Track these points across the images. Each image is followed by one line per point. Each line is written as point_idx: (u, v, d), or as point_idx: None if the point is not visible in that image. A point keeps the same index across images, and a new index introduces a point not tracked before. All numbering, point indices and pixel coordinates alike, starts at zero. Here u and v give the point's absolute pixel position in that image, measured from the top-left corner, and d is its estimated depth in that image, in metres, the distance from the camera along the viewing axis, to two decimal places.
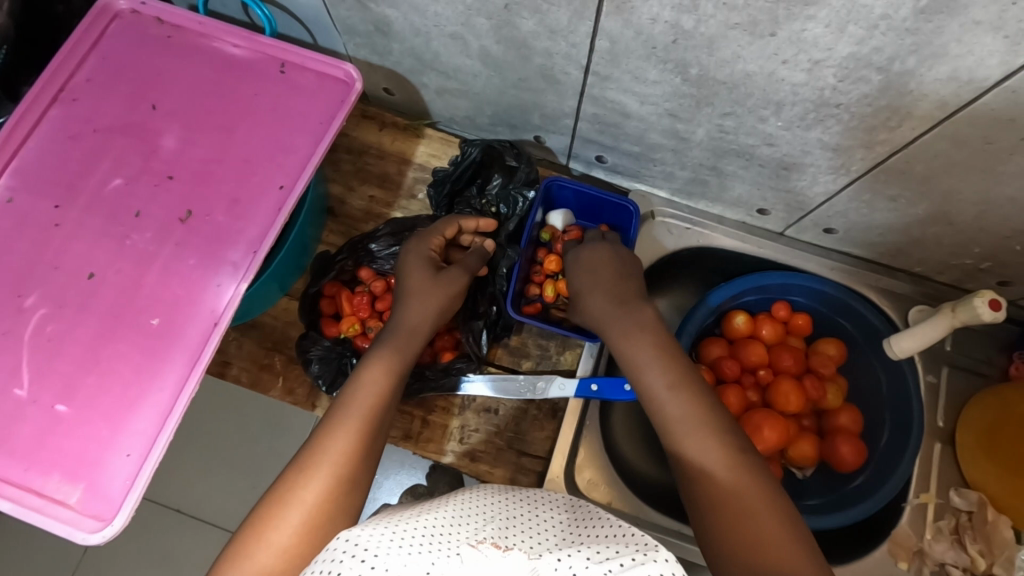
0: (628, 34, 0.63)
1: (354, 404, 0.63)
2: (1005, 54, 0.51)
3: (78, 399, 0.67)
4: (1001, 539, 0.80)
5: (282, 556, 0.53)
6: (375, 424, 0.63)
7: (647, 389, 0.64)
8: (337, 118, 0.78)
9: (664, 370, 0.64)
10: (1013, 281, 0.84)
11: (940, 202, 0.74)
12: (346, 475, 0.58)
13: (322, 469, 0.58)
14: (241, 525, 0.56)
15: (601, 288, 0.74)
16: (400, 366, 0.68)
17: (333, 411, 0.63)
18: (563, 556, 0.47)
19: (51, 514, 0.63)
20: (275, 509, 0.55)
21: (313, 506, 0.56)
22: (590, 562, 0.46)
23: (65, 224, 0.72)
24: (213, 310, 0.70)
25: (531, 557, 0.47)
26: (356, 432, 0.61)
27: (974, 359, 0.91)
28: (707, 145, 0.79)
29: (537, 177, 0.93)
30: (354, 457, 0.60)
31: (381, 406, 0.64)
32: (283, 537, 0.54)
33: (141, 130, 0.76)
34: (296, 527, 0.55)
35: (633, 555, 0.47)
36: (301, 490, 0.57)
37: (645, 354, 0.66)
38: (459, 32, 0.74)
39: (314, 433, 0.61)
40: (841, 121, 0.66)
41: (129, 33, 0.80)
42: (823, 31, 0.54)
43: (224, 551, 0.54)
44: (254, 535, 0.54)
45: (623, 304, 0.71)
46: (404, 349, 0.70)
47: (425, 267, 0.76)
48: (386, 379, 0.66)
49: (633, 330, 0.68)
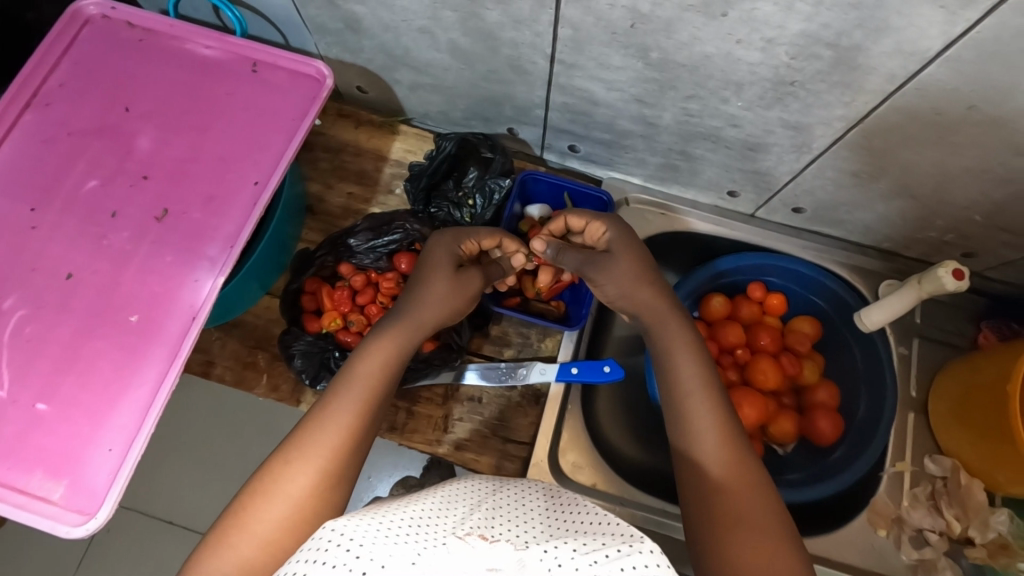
0: (589, 21, 0.65)
1: (347, 398, 0.63)
2: (944, 24, 0.53)
3: (58, 398, 0.67)
4: (975, 503, 0.82)
5: (263, 549, 0.54)
6: (365, 420, 0.63)
7: (680, 375, 0.65)
8: (309, 113, 0.79)
9: (706, 393, 0.64)
10: (977, 251, 0.87)
11: (901, 176, 0.76)
12: (333, 470, 0.59)
13: (309, 462, 0.59)
14: (224, 512, 0.57)
15: (632, 284, 0.72)
16: (394, 359, 0.68)
17: (322, 402, 0.63)
18: (550, 547, 0.48)
19: (34, 510, 0.63)
20: (258, 500, 0.57)
21: (297, 500, 0.57)
22: (576, 554, 0.47)
23: (42, 227, 0.73)
24: (192, 305, 0.71)
25: (518, 548, 0.48)
26: (344, 428, 0.61)
27: (944, 330, 0.94)
28: (675, 129, 0.80)
29: (512, 168, 0.94)
30: (342, 454, 0.60)
31: (374, 400, 0.64)
32: (266, 531, 0.55)
33: (115, 132, 0.77)
34: (278, 521, 0.56)
35: (619, 547, 0.47)
36: (287, 483, 0.57)
37: (689, 384, 0.64)
38: (427, 26, 0.75)
39: (302, 423, 0.62)
40: (799, 99, 0.68)
41: (100, 38, 0.81)
42: (773, 9, 0.56)
43: (206, 534, 0.56)
44: (233, 525, 0.55)
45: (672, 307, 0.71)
46: (402, 340, 0.69)
47: (448, 262, 0.75)
48: (380, 374, 0.66)
49: (682, 344, 0.68)
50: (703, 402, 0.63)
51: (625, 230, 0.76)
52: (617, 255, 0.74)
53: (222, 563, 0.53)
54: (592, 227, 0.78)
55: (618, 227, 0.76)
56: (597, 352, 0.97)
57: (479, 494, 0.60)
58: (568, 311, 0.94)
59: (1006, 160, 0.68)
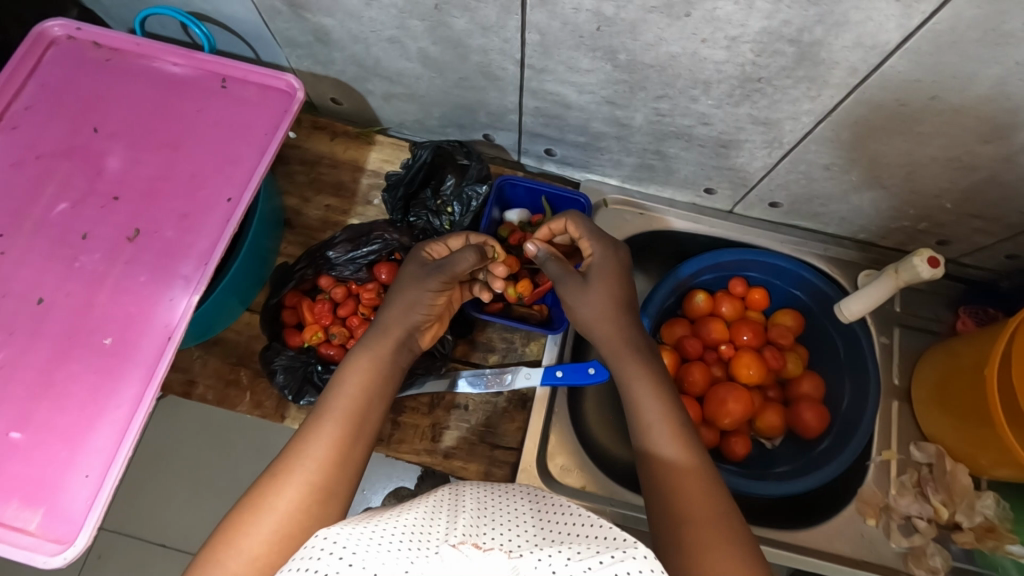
0: (555, 25, 0.66)
1: (336, 413, 0.64)
2: (901, 17, 0.54)
3: (33, 424, 0.66)
4: (961, 487, 0.83)
5: (251, 566, 0.53)
6: (353, 433, 0.63)
7: (644, 409, 0.66)
8: (282, 126, 0.79)
9: (667, 427, 0.65)
10: (951, 239, 0.89)
11: (870, 167, 0.77)
12: (322, 484, 0.59)
13: (297, 477, 0.58)
14: (213, 531, 0.56)
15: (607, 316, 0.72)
16: (379, 375, 0.68)
17: (311, 419, 0.64)
18: (544, 555, 0.48)
19: (11, 540, 0.62)
20: (246, 516, 0.56)
21: (286, 514, 0.56)
22: (570, 560, 0.47)
23: (11, 252, 0.72)
24: (167, 324, 0.70)
25: (513, 556, 0.48)
26: (332, 442, 0.61)
27: (923, 318, 0.95)
28: (648, 129, 0.81)
29: (489, 174, 0.94)
30: (331, 468, 0.60)
31: (361, 415, 0.65)
32: (255, 546, 0.54)
33: (84, 153, 0.76)
34: (267, 536, 0.55)
35: (612, 553, 0.47)
36: (276, 498, 0.57)
37: (656, 424, 0.65)
38: (396, 35, 0.75)
39: (294, 438, 0.62)
40: (766, 96, 0.69)
41: (67, 59, 0.80)
42: (734, 8, 0.57)
43: (197, 553, 0.55)
44: (222, 542, 0.54)
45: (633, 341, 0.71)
46: (385, 354, 0.70)
47: (415, 264, 0.77)
48: (364, 388, 0.67)
49: (638, 377, 0.69)
50: (669, 435, 0.64)
51: (614, 250, 0.76)
52: (604, 277, 0.74)
53: None
54: (584, 243, 0.77)
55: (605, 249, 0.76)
56: (582, 354, 0.97)
57: (471, 503, 0.60)
58: (550, 314, 0.94)
59: (971, 148, 0.69)
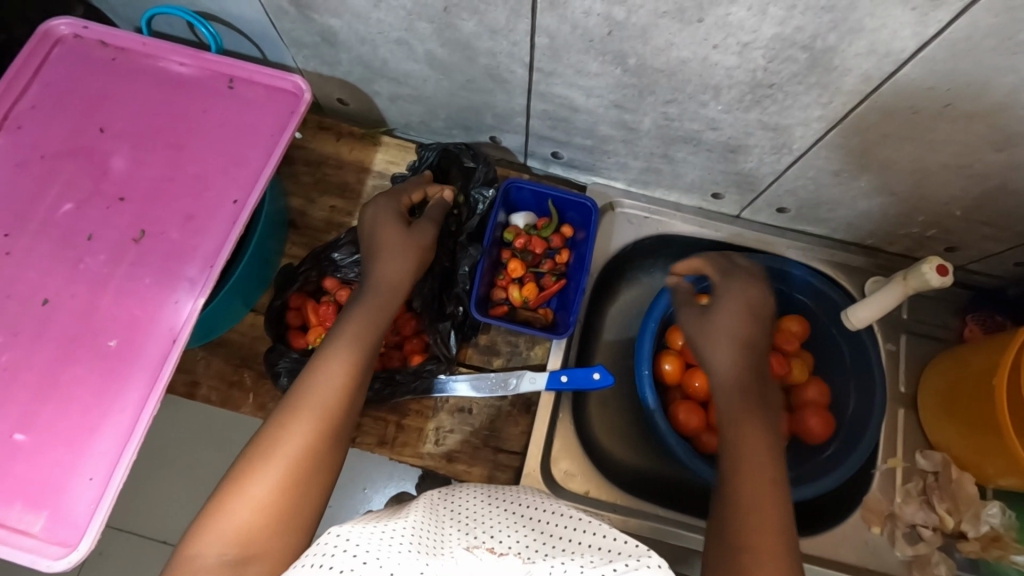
0: (565, 29, 0.65)
1: (337, 359, 0.63)
2: (916, 25, 0.54)
3: (37, 426, 0.66)
4: (967, 496, 0.82)
5: (262, 510, 0.53)
6: (355, 378, 0.63)
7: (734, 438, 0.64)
8: (289, 127, 0.78)
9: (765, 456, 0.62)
10: (959, 245, 0.88)
11: (880, 173, 0.76)
12: (327, 430, 0.59)
13: (302, 423, 0.58)
14: (219, 480, 0.55)
15: (734, 345, 0.70)
16: (376, 324, 0.69)
17: (310, 366, 0.63)
18: (558, 562, 0.49)
19: (13, 543, 0.62)
20: (253, 463, 0.56)
21: (294, 459, 0.56)
22: (585, 568, 0.48)
23: (15, 252, 0.72)
24: (173, 327, 0.70)
25: (525, 562, 0.50)
26: (335, 388, 0.61)
27: (930, 324, 0.94)
28: (656, 133, 0.80)
29: (496, 176, 0.93)
30: (335, 413, 0.60)
31: (362, 362, 0.65)
32: (264, 492, 0.54)
33: (89, 153, 0.76)
34: (274, 481, 0.55)
35: (628, 561, 0.48)
36: (283, 444, 0.57)
37: (751, 453, 0.62)
38: (403, 37, 0.75)
39: (296, 386, 0.61)
40: (777, 102, 0.68)
41: (72, 58, 0.80)
42: (746, 14, 0.57)
43: (203, 503, 0.54)
44: (231, 489, 0.54)
45: (747, 375, 0.68)
46: (383, 305, 0.71)
47: (397, 224, 0.77)
48: (364, 336, 0.67)
49: (745, 409, 0.66)
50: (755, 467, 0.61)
51: (752, 288, 0.76)
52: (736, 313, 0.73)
53: (221, 529, 0.52)
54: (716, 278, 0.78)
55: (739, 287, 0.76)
56: (587, 358, 0.97)
57: (472, 501, 0.61)
58: (555, 319, 0.94)
59: (982, 156, 0.69)
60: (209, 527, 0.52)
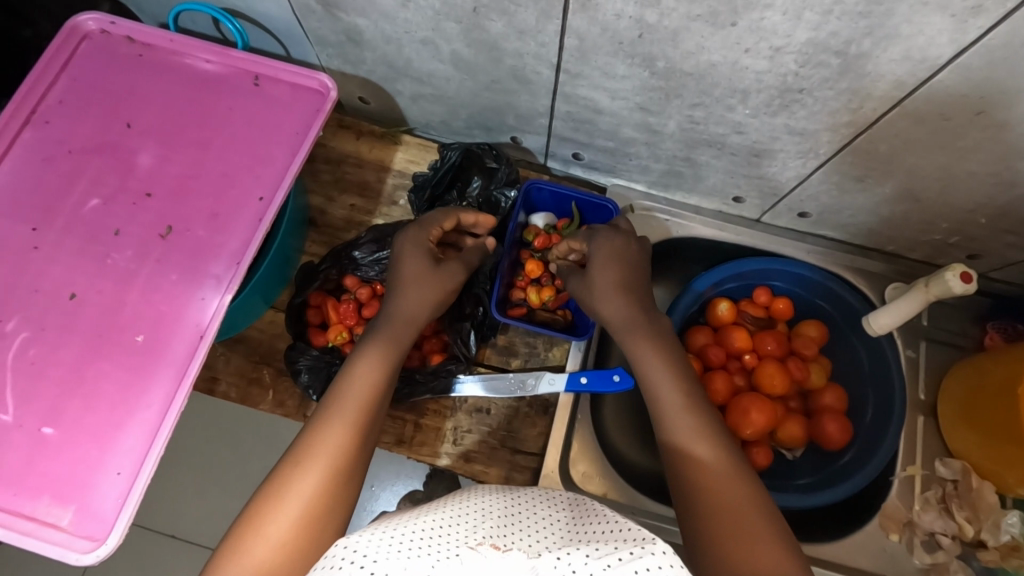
0: (594, 31, 0.65)
1: (352, 397, 0.63)
2: (953, 32, 0.53)
3: (64, 421, 0.66)
4: (986, 505, 0.82)
5: (279, 551, 0.53)
6: (370, 416, 0.63)
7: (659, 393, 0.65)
8: (313, 127, 0.78)
9: (687, 415, 0.63)
10: (981, 253, 0.88)
11: (907, 180, 0.76)
12: (344, 467, 0.59)
13: (317, 462, 0.58)
14: (236, 519, 0.55)
15: (617, 291, 0.74)
16: (391, 359, 0.69)
17: (323, 406, 0.63)
18: (563, 554, 0.46)
19: (43, 537, 0.62)
20: (270, 503, 0.55)
21: (309, 500, 0.56)
22: (589, 558, 0.45)
23: (43, 247, 0.72)
24: (199, 323, 0.70)
25: (531, 557, 0.47)
26: (350, 425, 0.61)
27: (949, 332, 0.94)
28: (679, 136, 0.80)
29: (517, 177, 0.94)
30: (350, 450, 0.60)
31: (376, 398, 0.64)
32: (281, 532, 0.54)
33: (116, 149, 0.76)
34: (291, 522, 0.54)
35: (632, 549, 0.45)
36: (298, 484, 0.56)
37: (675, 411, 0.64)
38: (430, 37, 0.75)
39: (311, 423, 0.61)
40: (806, 106, 0.68)
41: (99, 54, 0.80)
42: (781, 19, 0.56)
43: (219, 542, 0.54)
44: (250, 529, 0.54)
45: (638, 314, 0.72)
46: (396, 338, 0.71)
47: (424, 259, 0.76)
48: (381, 372, 0.67)
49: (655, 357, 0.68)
50: (688, 426, 0.62)
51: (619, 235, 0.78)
52: (599, 260, 0.76)
53: (237, 567, 0.51)
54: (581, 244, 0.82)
55: (610, 233, 0.78)
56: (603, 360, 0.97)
57: (489, 502, 0.59)
58: (574, 320, 0.94)
59: (1012, 164, 0.68)
60: (226, 566, 0.52)
